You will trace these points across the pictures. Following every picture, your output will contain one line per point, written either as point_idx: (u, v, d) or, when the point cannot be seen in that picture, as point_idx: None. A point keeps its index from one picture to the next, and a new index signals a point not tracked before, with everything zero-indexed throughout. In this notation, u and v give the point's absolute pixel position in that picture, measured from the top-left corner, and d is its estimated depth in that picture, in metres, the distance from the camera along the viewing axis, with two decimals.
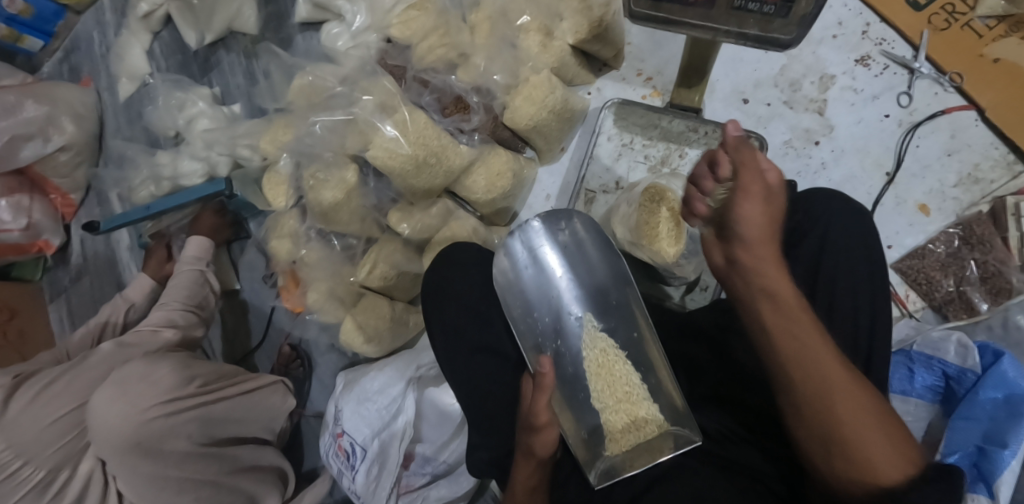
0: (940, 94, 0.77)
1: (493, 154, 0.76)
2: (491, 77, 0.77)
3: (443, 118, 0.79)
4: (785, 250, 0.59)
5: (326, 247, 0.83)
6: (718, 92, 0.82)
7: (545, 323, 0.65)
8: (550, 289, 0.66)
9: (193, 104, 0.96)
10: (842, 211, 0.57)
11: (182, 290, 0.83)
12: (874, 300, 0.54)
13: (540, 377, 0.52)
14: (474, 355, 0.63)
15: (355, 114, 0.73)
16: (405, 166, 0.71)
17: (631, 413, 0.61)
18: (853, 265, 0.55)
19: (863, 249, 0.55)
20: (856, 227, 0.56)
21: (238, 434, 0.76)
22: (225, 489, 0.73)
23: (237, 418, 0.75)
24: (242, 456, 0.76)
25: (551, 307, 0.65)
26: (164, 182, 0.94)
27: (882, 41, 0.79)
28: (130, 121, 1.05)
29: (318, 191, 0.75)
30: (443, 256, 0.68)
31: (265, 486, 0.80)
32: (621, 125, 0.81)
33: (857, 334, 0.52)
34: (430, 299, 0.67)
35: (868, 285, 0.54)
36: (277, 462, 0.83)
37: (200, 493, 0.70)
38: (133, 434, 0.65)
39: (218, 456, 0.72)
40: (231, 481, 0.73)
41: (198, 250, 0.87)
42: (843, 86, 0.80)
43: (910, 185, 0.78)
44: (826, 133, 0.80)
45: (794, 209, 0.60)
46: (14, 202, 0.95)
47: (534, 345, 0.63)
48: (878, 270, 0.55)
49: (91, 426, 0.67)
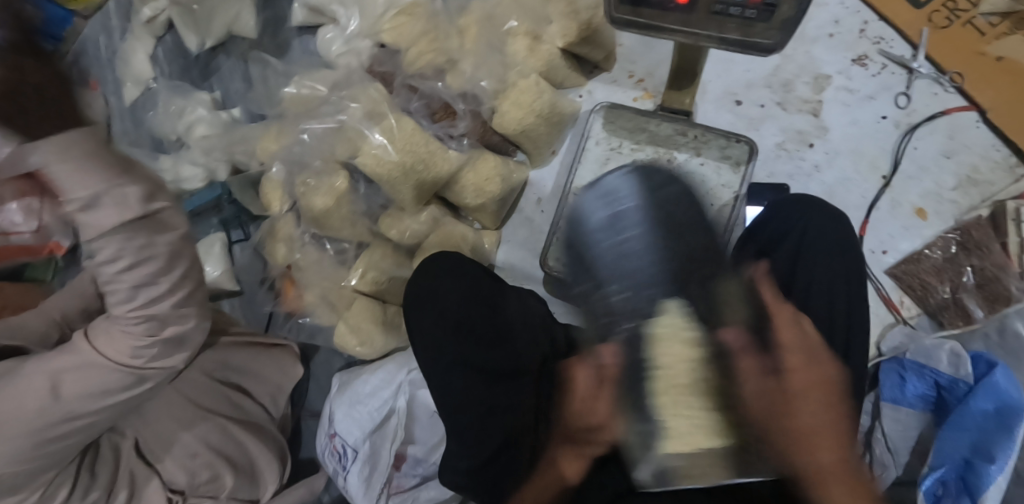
0: (939, 94, 0.76)
1: (482, 159, 0.77)
2: (478, 83, 0.78)
3: (431, 123, 0.79)
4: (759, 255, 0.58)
5: (320, 252, 0.84)
6: (710, 94, 0.81)
7: (630, 276, 0.44)
8: (634, 259, 0.44)
9: (192, 110, 0.97)
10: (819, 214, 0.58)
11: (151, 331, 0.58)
12: (849, 304, 0.53)
13: (601, 368, 0.43)
14: (452, 367, 0.62)
15: (343, 122, 0.76)
16: (393, 173, 0.72)
17: (709, 422, 0.38)
18: (827, 268, 0.55)
19: (836, 254, 0.55)
20: (832, 234, 0.56)
21: (242, 384, 0.83)
22: (231, 438, 0.78)
23: (245, 368, 0.83)
24: (248, 410, 0.82)
25: (630, 276, 0.43)
26: None
27: (879, 40, 0.78)
28: (135, 125, 1.07)
29: (310, 197, 0.77)
30: (430, 264, 0.68)
31: (264, 447, 0.81)
32: (610, 129, 0.80)
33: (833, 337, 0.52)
34: (410, 306, 0.66)
35: (844, 289, 0.54)
36: (275, 430, 0.85)
37: (208, 437, 0.75)
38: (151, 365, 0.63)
39: (228, 399, 0.79)
40: (238, 429, 0.78)
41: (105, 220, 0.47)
42: (839, 86, 0.79)
43: (907, 188, 0.76)
44: (821, 135, 0.78)
45: (771, 213, 0.60)
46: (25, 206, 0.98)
47: (599, 332, 0.45)
48: (857, 275, 0.55)
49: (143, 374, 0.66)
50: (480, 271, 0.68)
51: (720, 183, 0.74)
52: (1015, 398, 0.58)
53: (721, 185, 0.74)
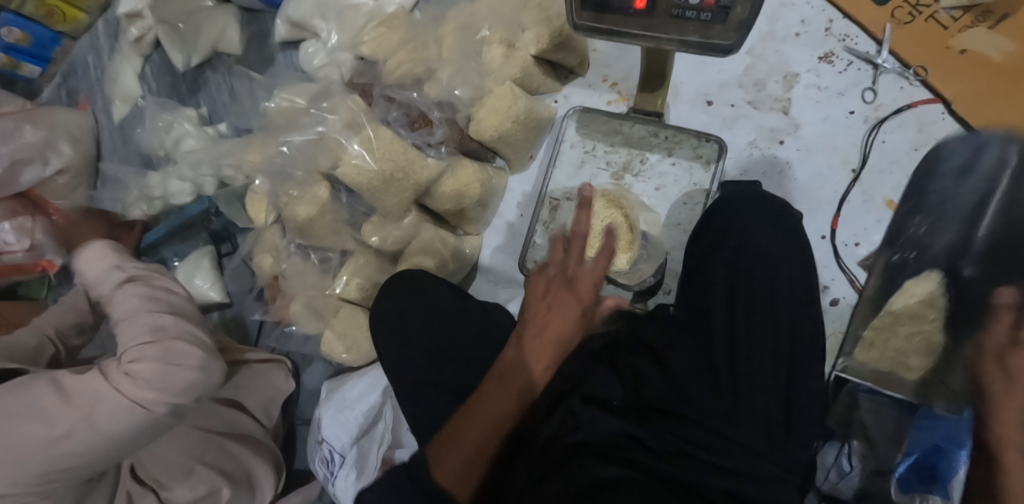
0: (906, 88, 0.77)
1: (461, 165, 0.78)
2: (454, 92, 0.79)
3: (410, 132, 0.80)
4: (706, 255, 0.62)
5: (305, 262, 0.86)
6: (683, 95, 0.83)
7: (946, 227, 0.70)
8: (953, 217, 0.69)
9: (179, 125, 0.99)
10: (762, 210, 0.62)
11: (179, 347, 0.64)
12: (793, 297, 0.55)
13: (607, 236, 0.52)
14: (417, 392, 0.64)
15: (324, 132, 0.78)
16: (373, 182, 0.74)
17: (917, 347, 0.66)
18: (769, 262, 0.57)
19: (780, 257, 0.58)
20: (767, 228, 0.60)
21: (237, 398, 0.83)
22: (226, 453, 0.78)
23: (240, 384, 0.83)
24: (242, 424, 0.82)
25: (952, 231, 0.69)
26: (155, 202, 0.99)
27: (845, 38, 0.80)
28: (125, 142, 1.08)
29: (293, 207, 0.79)
30: (393, 284, 0.71)
31: (261, 459, 0.81)
32: (584, 132, 0.82)
33: (778, 342, 0.53)
34: (382, 330, 0.69)
35: (785, 275, 0.57)
36: (270, 442, 0.85)
37: (202, 452, 0.76)
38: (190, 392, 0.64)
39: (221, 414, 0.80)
40: (232, 443, 0.79)
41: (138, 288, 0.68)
42: (808, 83, 0.81)
43: (878, 181, 0.77)
44: (791, 131, 0.80)
45: (713, 217, 0.65)
46: (17, 225, 0.98)
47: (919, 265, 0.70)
48: (793, 264, 0.58)
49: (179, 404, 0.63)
50: (441, 281, 0.71)
51: (693, 182, 0.77)
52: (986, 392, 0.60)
53: (694, 184, 0.77)
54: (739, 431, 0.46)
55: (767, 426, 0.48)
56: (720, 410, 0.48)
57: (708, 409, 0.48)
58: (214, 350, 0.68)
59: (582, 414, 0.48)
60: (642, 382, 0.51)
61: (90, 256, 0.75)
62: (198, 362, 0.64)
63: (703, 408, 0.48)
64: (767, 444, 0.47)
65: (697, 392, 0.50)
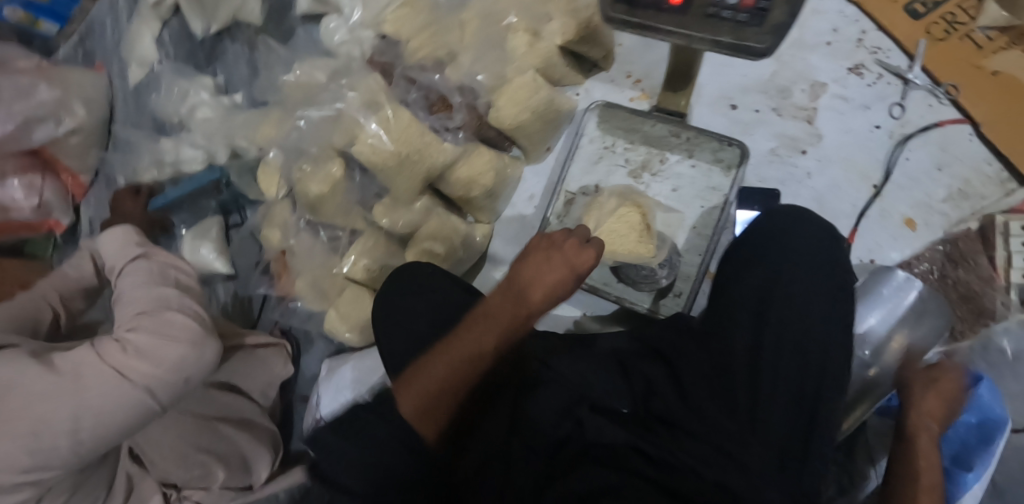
0: (935, 105, 0.77)
1: (476, 153, 0.77)
2: (475, 77, 0.77)
3: (428, 115, 0.78)
4: (742, 263, 0.58)
5: (313, 239, 0.85)
6: (704, 97, 0.82)
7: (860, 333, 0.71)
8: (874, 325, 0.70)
9: (195, 93, 0.98)
10: (804, 225, 0.59)
11: (173, 326, 0.62)
12: (828, 321, 0.53)
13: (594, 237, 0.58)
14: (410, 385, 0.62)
15: (341, 109, 0.77)
16: (388, 162, 0.73)
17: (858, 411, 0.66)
18: (807, 279, 0.55)
19: (820, 277, 0.55)
20: (813, 246, 0.57)
21: (233, 381, 0.82)
22: (222, 437, 0.77)
23: (238, 370, 0.82)
24: (239, 408, 0.81)
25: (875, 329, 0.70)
26: (166, 168, 0.98)
27: (877, 50, 0.79)
28: (139, 107, 1.07)
29: (305, 183, 0.78)
30: (397, 277, 0.71)
31: (258, 443, 0.80)
32: (605, 127, 0.81)
33: (808, 365, 0.51)
34: (380, 326, 0.67)
35: (825, 297, 0.54)
36: (267, 423, 0.84)
37: (199, 439, 0.75)
38: (179, 374, 0.60)
39: (216, 400, 0.79)
40: (228, 428, 0.78)
41: (144, 277, 0.68)
42: (834, 94, 0.80)
43: (897, 198, 0.76)
44: (813, 142, 0.79)
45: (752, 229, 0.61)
46: (26, 181, 0.98)
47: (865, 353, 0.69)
48: (834, 285, 0.55)
49: (163, 389, 0.59)
50: (459, 281, 0.71)
51: (710, 185, 0.77)
52: (997, 412, 0.61)
53: (711, 187, 0.77)
54: (747, 455, 0.46)
55: (780, 443, 0.47)
56: (734, 425, 0.48)
57: (719, 426, 0.48)
58: (212, 331, 0.66)
59: (589, 422, 0.48)
60: (653, 393, 0.52)
61: (108, 235, 0.74)
62: (192, 338, 0.63)
63: (711, 425, 0.48)
64: (775, 470, 0.46)
65: (711, 410, 0.49)
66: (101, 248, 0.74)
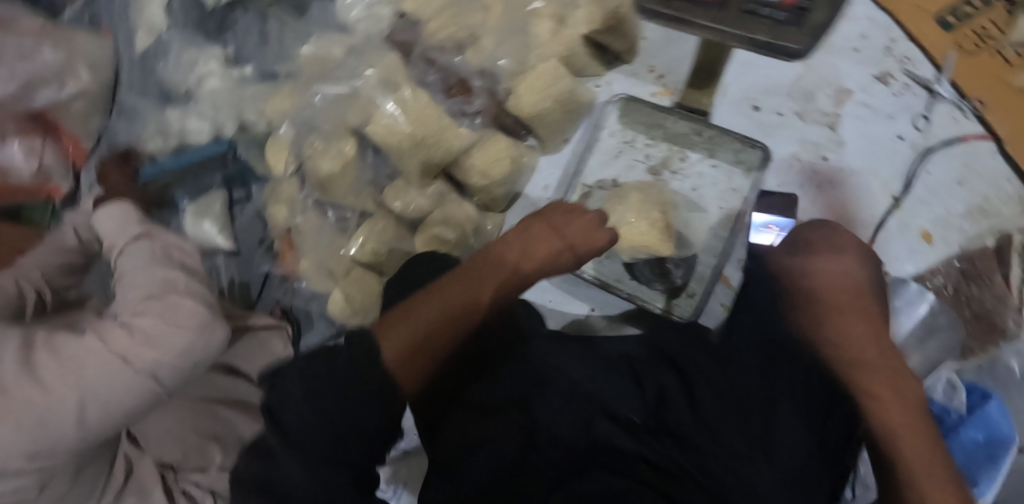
0: (959, 120, 0.76)
1: (491, 141, 0.75)
2: (498, 62, 0.76)
3: (446, 99, 0.77)
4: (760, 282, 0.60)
5: (320, 219, 0.83)
6: (728, 96, 0.81)
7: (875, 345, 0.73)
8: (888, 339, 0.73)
9: (204, 63, 0.96)
10: (825, 248, 0.61)
11: (179, 310, 0.61)
12: (846, 341, 0.54)
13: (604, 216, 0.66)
14: None
15: (357, 87, 0.75)
16: (403, 144, 0.72)
17: None
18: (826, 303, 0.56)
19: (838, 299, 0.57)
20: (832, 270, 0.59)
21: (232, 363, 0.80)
22: (221, 419, 0.76)
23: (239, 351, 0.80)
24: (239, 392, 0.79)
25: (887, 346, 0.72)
26: (171, 138, 0.97)
27: (905, 60, 0.78)
28: (144, 74, 1.04)
29: (316, 161, 0.76)
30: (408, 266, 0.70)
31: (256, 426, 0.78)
32: (626, 121, 0.80)
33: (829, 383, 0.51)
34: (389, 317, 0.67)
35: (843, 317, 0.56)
36: None
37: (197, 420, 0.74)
38: (186, 361, 0.59)
39: (216, 383, 0.77)
40: (228, 410, 0.77)
41: (145, 258, 0.66)
42: (859, 102, 0.79)
43: (916, 210, 0.76)
44: (835, 149, 0.78)
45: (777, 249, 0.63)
46: (26, 145, 0.94)
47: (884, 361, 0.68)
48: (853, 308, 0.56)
49: (171, 374, 0.58)
50: None
51: (731, 187, 0.76)
52: (1004, 430, 0.61)
53: (732, 189, 0.76)
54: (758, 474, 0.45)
55: (792, 466, 0.46)
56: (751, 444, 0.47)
57: (729, 442, 0.47)
58: (219, 314, 0.64)
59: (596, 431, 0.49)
60: (665, 402, 0.51)
61: (104, 210, 0.72)
62: (197, 325, 0.60)
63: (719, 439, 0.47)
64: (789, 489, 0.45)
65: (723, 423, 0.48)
66: (97, 225, 0.72)
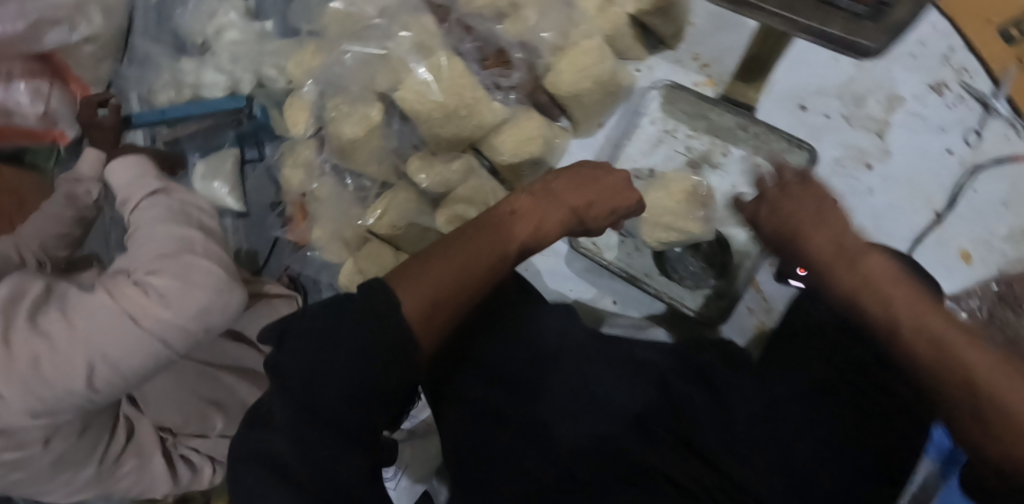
0: (1011, 138, 0.72)
1: (526, 117, 0.72)
2: (540, 34, 0.71)
3: (480, 70, 0.73)
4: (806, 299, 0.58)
5: (339, 186, 0.80)
6: (775, 92, 0.77)
7: None
8: None
9: (224, 14, 0.91)
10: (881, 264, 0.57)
11: (195, 271, 0.58)
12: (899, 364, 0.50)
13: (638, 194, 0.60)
14: None
15: (389, 50, 0.71)
16: (433, 113, 0.68)
17: None
18: None
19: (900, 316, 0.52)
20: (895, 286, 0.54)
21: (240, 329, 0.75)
22: (222, 385, 0.73)
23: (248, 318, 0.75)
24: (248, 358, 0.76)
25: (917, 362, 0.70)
26: (185, 90, 0.92)
27: (962, 70, 0.75)
28: (160, 20, 0.98)
29: (339, 125, 0.72)
30: None
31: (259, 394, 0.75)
32: (668, 110, 0.78)
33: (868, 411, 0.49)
34: None
35: None
36: None
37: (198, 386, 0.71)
38: (199, 324, 0.56)
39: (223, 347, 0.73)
40: (231, 378, 0.73)
41: (159, 213, 0.62)
42: (910, 111, 0.75)
43: (956, 229, 0.73)
44: (881, 158, 0.75)
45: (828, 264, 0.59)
46: (33, 87, 0.90)
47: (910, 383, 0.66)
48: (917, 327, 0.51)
49: (181, 338, 0.55)
50: None
51: None
52: None
53: None
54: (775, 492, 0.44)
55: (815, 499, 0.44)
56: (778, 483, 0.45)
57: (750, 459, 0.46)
58: (237, 277, 0.61)
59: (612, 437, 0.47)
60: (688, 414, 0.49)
61: (121, 160, 0.69)
62: (214, 284, 0.58)
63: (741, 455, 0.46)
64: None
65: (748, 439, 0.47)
66: (111, 176, 0.69)
